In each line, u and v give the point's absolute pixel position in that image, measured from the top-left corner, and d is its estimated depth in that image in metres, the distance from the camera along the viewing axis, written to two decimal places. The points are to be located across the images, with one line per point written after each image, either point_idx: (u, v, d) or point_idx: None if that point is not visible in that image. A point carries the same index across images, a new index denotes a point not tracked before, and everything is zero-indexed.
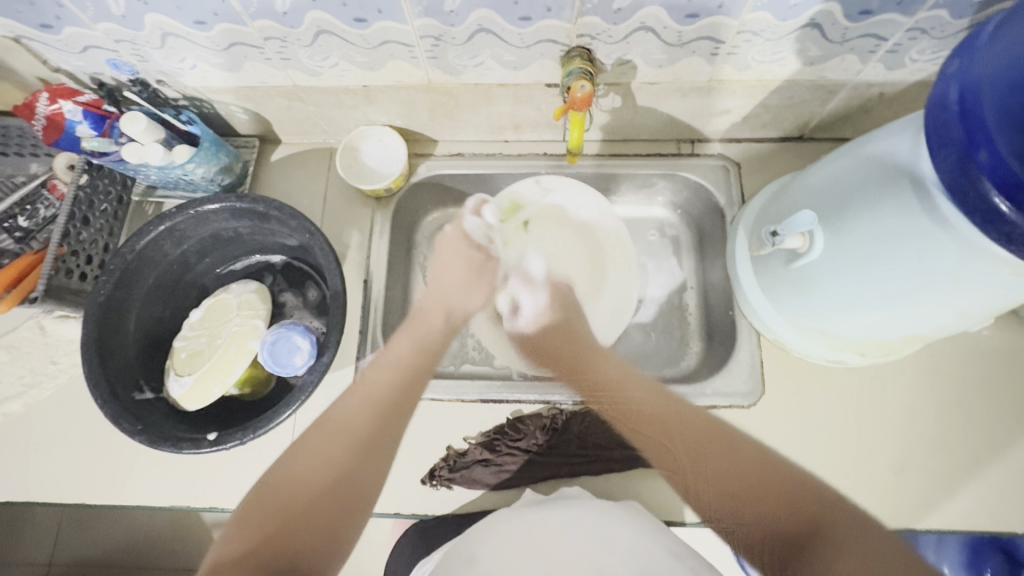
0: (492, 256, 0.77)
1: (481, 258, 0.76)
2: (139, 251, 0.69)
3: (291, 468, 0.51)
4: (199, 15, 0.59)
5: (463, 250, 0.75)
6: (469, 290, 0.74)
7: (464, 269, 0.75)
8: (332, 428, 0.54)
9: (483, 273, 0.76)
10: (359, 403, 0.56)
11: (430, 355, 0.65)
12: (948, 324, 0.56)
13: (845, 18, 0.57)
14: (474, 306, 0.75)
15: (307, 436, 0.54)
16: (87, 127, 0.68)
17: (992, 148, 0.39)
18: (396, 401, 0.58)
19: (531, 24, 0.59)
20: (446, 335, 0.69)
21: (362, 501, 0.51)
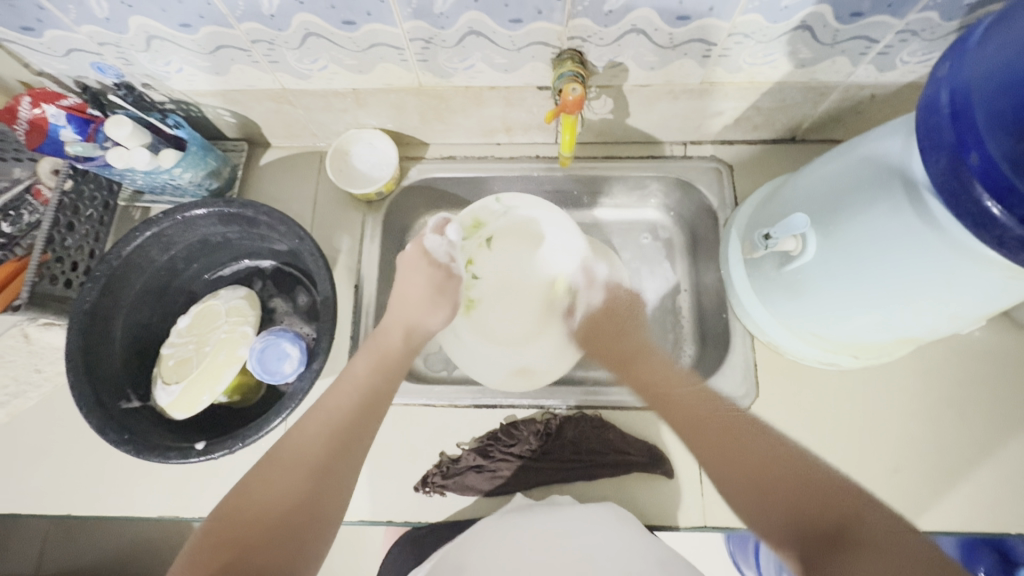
0: (453, 273, 0.71)
1: (444, 276, 0.69)
2: (125, 257, 0.67)
3: (251, 490, 0.50)
4: (185, 18, 0.58)
5: (424, 269, 0.69)
6: (429, 309, 0.68)
7: (425, 286, 0.69)
8: (290, 452, 0.53)
9: (445, 292, 0.69)
10: (316, 426, 0.55)
11: (389, 374, 0.63)
12: (940, 326, 0.56)
13: (836, 20, 0.57)
14: (436, 324, 0.69)
15: (265, 461, 0.53)
16: (71, 132, 0.67)
17: (983, 151, 0.39)
18: (358, 419, 0.57)
19: (522, 26, 0.59)
20: (409, 353, 0.66)
21: (320, 526, 0.50)
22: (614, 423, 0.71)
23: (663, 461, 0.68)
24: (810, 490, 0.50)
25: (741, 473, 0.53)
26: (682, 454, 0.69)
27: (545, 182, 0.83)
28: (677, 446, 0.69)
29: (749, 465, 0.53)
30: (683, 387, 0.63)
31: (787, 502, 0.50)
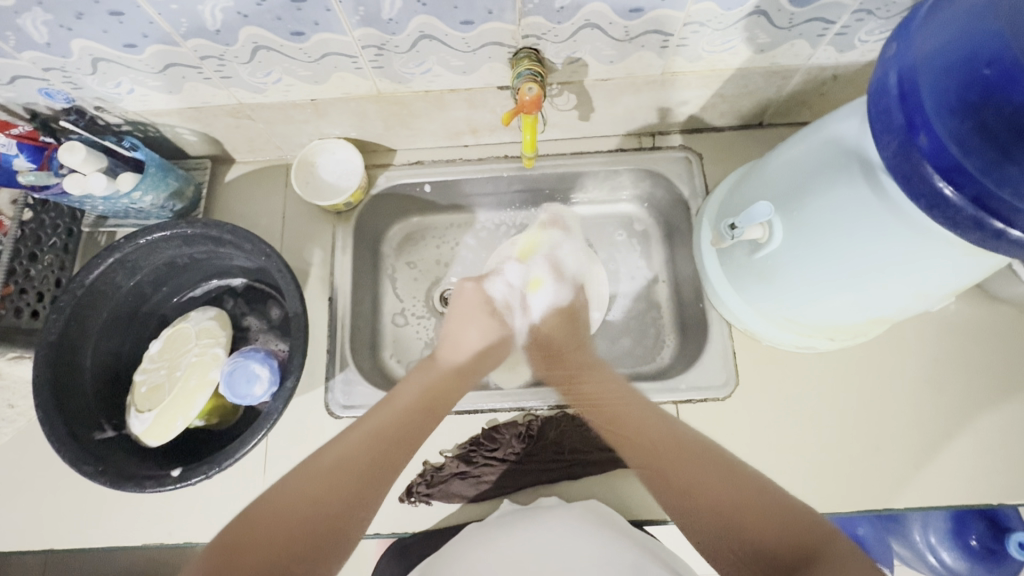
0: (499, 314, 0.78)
1: (500, 324, 0.77)
2: (89, 285, 0.66)
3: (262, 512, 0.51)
4: (129, 38, 0.57)
5: (484, 319, 0.76)
6: (483, 357, 0.74)
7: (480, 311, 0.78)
8: (325, 461, 0.56)
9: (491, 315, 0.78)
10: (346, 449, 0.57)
11: (434, 404, 0.65)
12: (909, 305, 0.56)
13: (791, 4, 0.57)
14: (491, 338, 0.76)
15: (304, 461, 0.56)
16: (25, 160, 0.65)
17: (931, 132, 0.38)
18: (377, 460, 0.58)
19: (474, 27, 0.58)
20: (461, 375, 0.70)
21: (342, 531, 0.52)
22: None
23: None
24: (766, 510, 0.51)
25: (697, 501, 0.55)
26: None
27: (515, 182, 0.83)
28: None
29: (697, 482, 0.56)
30: (640, 419, 0.63)
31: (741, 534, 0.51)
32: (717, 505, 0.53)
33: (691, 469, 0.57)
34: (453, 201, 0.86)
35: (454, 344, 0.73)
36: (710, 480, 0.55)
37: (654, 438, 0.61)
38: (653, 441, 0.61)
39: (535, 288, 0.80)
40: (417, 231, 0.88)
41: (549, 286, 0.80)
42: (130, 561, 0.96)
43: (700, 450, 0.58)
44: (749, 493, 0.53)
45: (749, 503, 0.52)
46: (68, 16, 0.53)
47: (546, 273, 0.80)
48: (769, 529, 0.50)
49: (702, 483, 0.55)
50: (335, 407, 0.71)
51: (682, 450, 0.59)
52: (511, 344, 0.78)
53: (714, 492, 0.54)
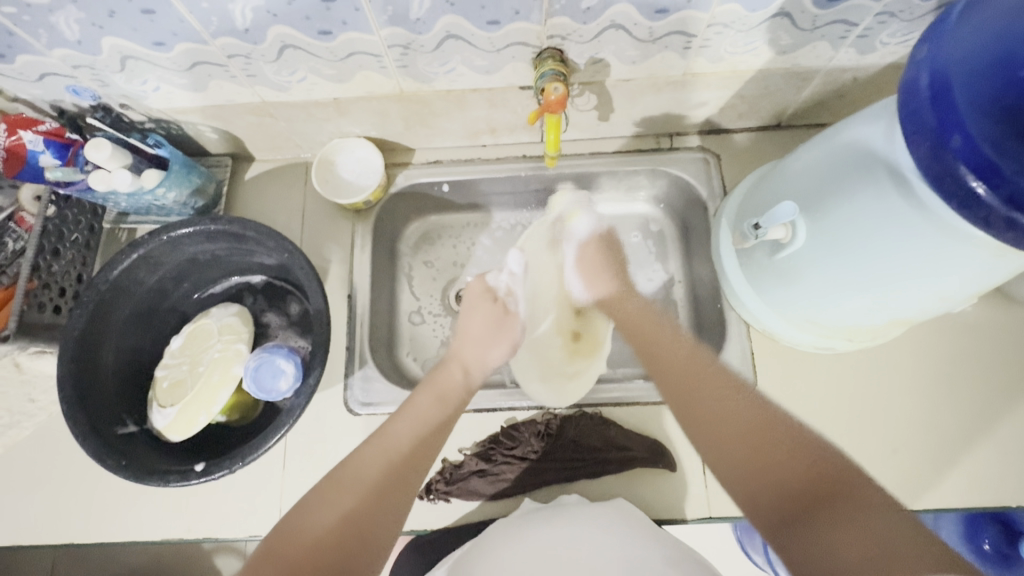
0: (510, 310, 0.76)
1: (502, 312, 0.75)
2: (113, 281, 0.67)
3: (299, 518, 0.50)
4: (158, 36, 0.57)
5: (486, 308, 0.75)
6: (488, 345, 0.72)
7: (484, 323, 0.73)
8: (356, 466, 0.54)
9: (503, 327, 0.74)
10: (375, 448, 0.55)
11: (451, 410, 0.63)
12: (934, 307, 0.56)
13: (814, 6, 0.57)
14: (495, 360, 0.72)
15: (327, 474, 0.54)
16: (51, 157, 0.66)
17: (965, 133, 0.39)
18: (410, 458, 0.56)
19: (499, 27, 0.58)
20: (468, 389, 0.66)
21: (385, 528, 0.51)
22: (614, 420, 0.71)
23: (665, 454, 0.68)
24: (788, 449, 0.48)
25: (715, 419, 0.52)
26: (685, 447, 0.69)
27: (533, 181, 0.83)
28: (679, 439, 0.69)
29: (721, 409, 0.53)
30: (677, 348, 0.61)
31: (753, 464, 0.48)
32: (739, 445, 0.49)
33: (711, 404, 0.54)
34: (471, 200, 0.87)
35: (468, 342, 0.71)
36: (738, 419, 0.51)
37: (685, 372, 0.58)
38: (682, 369, 0.58)
39: (575, 218, 0.80)
40: (434, 229, 0.88)
41: (585, 214, 0.80)
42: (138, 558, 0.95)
43: (726, 380, 0.56)
44: (773, 422, 0.50)
45: (762, 431, 0.49)
46: (101, 15, 0.54)
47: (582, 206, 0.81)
48: (787, 471, 0.46)
49: (728, 408, 0.52)
50: (354, 404, 0.72)
51: (713, 379, 0.56)
52: (519, 333, 0.75)
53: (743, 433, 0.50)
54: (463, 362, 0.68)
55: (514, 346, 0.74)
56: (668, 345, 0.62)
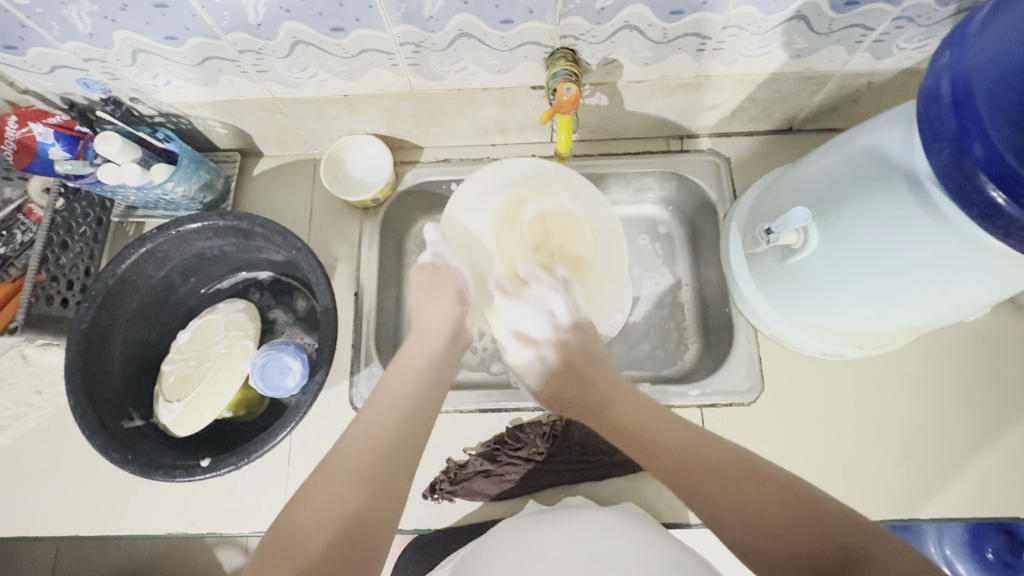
0: (440, 266, 0.69)
1: (433, 274, 0.69)
2: (120, 275, 0.67)
3: (298, 513, 0.48)
4: (170, 30, 0.57)
5: (421, 282, 0.69)
6: (430, 305, 0.67)
7: (422, 296, 0.68)
8: (347, 460, 0.52)
9: (439, 283, 0.68)
10: (360, 442, 0.53)
11: (426, 381, 0.61)
12: (946, 315, 0.55)
13: (831, 10, 0.56)
14: (449, 315, 0.67)
15: (314, 475, 0.51)
16: (61, 149, 0.66)
17: (986, 141, 0.38)
18: (397, 445, 0.54)
19: (513, 26, 0.58)
20: (434, 357, 0.64)
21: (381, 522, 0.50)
22: None
23: None
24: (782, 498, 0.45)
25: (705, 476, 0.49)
26: None
27: None
28: None
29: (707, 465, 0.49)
30: (648, 416, 0.56)
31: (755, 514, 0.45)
32: (731, 501, 0.47)
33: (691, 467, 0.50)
34: None
35: (427, 304, 0.67)
36: (728, 479, 0.48)
37: (662, 439, 0.53)
38: (656, 441, 0.53)
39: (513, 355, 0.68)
40: None
41: (530, 349, 0.67)
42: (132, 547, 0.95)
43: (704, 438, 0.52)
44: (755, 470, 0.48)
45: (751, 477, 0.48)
46: (113, 8, 0.54)
47: (519, 347, 0.67)
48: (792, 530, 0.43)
49: (714, 463, 0.49)
50: (359, 402, 0.71)
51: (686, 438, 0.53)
52: (460, 278, 0.69)
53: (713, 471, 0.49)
54: (419, 330, 0.66)
55: (462, 294, 0.69)
56: (633, 414, 0.57)
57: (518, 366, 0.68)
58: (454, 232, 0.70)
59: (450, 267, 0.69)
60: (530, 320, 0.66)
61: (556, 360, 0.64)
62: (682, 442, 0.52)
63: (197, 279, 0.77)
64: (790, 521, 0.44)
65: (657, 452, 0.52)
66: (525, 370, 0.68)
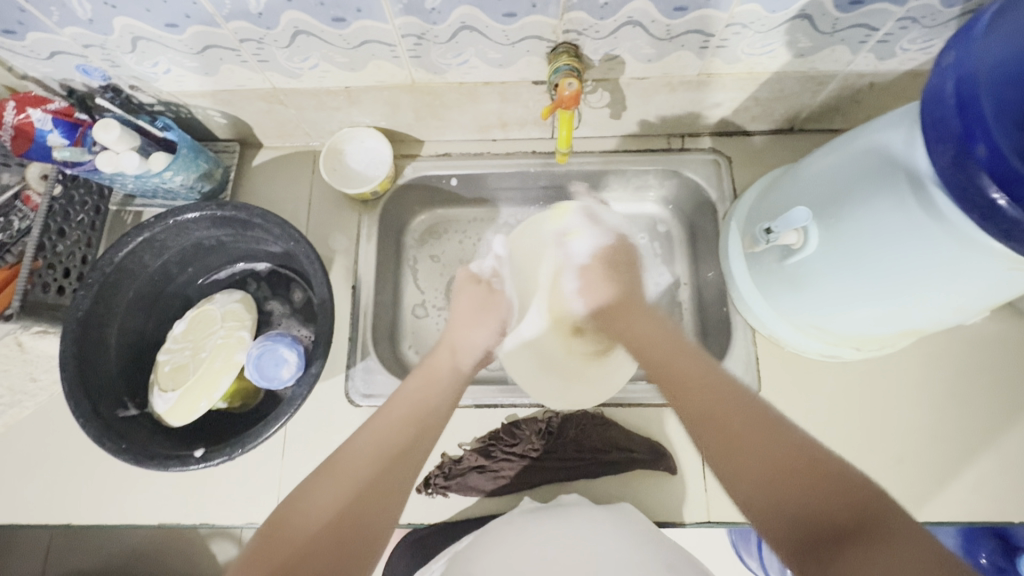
0: (494, 290, 0.78)
1: (487, 292, 0.77)
2: (117, 263, 0.66)
3: (294, 504, 0.49)
4: (170, 18, 0.57)
5: (472, 291, 0.77)
6: (472, 326, 0.73)
7: (468, 306, 0.75)
8: (351, 454, 0.53)
9: (490, 305, 0.76)
10: (366, 439, 0.54)
11: (443, 394, 0.62)
12: (945, 318, 0.55)
13: (836, 9, 0.56)
14: (482, 340, 0.73)
15: (320, 468, 0.52)
16: (59, 136, 0.66)
17: (990, 143, 0.38)
18: (404, 446, 0.55)
19: (516, 20, 0.58)
20: (457, 371, 0.66)
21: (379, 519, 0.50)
22: (616, 421, 0.70)
23: (666, 457, 0.67)
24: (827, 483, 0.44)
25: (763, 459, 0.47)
26: (686, 449, 0.68)
27: (542, 177, 0.82)
28: (681, 442, 0.69)
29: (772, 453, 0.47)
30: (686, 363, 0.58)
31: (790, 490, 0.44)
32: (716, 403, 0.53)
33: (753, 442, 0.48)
34: (478, 194, 0.86)
35: (467, 318, 0.73)
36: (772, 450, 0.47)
37: (705, 392, 0.54)
38: (706, 393, 0.54)
39: (574, 237, 0.79)
40: (441, 223, 0.87)
41: (587, 233, 0.79)
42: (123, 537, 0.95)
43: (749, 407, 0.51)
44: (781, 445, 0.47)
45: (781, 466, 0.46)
46: None
47: (582, 222, 0.79)
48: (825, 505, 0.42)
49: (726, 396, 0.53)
50: (355, 395, 0.71)
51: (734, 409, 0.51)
52: (507, 310, 0.77)
53: (723, 423, 0.51)
54: (452, 346, 0.69)
55: (502, 326, 0.76)
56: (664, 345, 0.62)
57: (569, 248, 0.79)
58: (520, 253, 0.82)
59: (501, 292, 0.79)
60: (580, 238, 0.79)
61: (595, 262, 0.76)
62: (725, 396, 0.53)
63: (193, 269, 0.77)
64: (737, 450, 0.49)
65: (688, 392, 0.55)
66: (573, 252, 0.78)
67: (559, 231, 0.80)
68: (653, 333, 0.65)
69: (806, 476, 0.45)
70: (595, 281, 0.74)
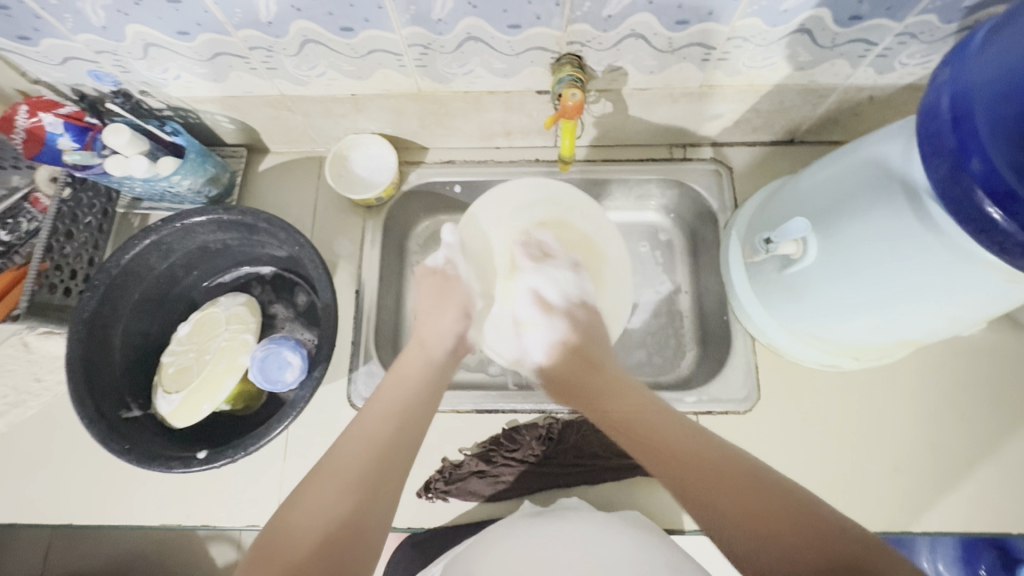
0: (450, 276, 0.71)
1: (444, 282, 0.71)
2: (124, 265, 0.67)
3: (283, 519, 0.48)
4: (182, 25, 0.58)
5: (430, 286, 0.72)
6: (435, 314, 0.69)
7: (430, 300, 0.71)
8: (336, 464, 0.52)
9: (450, 293, 0.71)
10: (353, 446, 0.54)
11: (428, 394, 0.62)
12: (942, 329, 0.56)
13: (835, 24, 0.57)
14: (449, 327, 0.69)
15: (308, 477, 0.52)
16: (69, 140, 0.67)
17: (984, 157, 0.39)
18: (390, 449, 0.55)
19: (520, 31, 0.59)
20: (433, 366, 0.65)
21: (372, 526, 0.50)
22: None
23: None
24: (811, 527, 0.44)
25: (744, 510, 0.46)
26: None
27: None
28: None
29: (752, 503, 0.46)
30: (657, 419, 0.56)
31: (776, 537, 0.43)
32: (692, 459, 0.51)
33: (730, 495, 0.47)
34: None
35: (432, 310, 0.70)
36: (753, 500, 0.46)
37: (680, 449, 0.52)
38: (681, 456, 0.51)
39: (526, 330, 0.70)
40: (444, 229, 0.88)
41: (540, 324, 0.70)
42: (122, 540, 0.95)
43: (722, 453, 0.51)
44: (764, 488, 0.47)
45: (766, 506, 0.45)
46: (127, 2, 0.55)
47: (535, 312, 0.70)
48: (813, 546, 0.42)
49: (698, 450, 0.52)
50: (357, 399, 0.72)
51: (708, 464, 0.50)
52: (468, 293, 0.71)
53: (709, 479, 0.49)
54: (420, 339, 0.68)
55: (467, 309, 0.70)
56: (632, 404, 0.58)
57: (524, 341, 0.70)
58: (471, 237, 0.71)
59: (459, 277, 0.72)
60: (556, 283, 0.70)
61: (562, 351, 0.67)
62: (698, 448, 0.52)
63: (198, 272, 0.77)
64: (720, 491, 0.47)
65: (662, 456, 0.52)
66: (532, 345, 0.70)
67: (512, 316, 0.71)
68: (628, 396, 0.60)
69: (787, 521, 0.44)
70: (552, 350, 0.68)
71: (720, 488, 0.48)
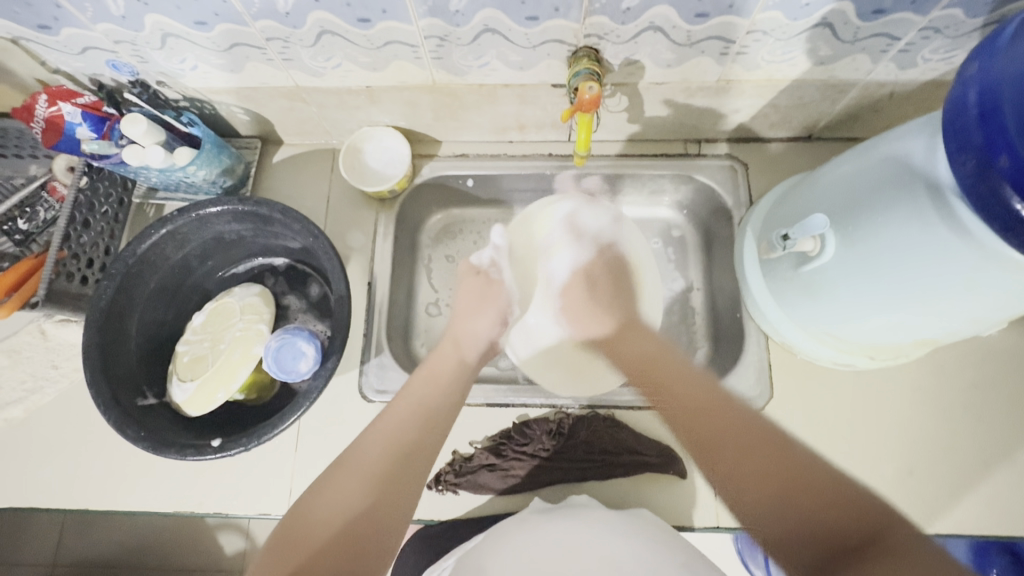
0: (494, 279, 0.76)
1: (485, 282, 0.75)
2: (140, 255, 0.68)
3: (306, 508, 0.50)
4: (200, 15, 0.58)
5: (471, 282, 0.75)
6: (474, 316, 0.72)
7: (470, 298, 0.74)
8: (358, 456, 0.53)
9: (489, 295, 0.74)
10: (376, 439, 0.55)
11: (451, 396, 0.62)
12: (961, 329, 0.55)
13: (858, 18, 0.56)
14: (486, 332, 0.72)
15: (331, 468, 0.53)
16: (88, 130, 0.67)
17: (1013, 154, 0.38)
18: (412, 441, 0.55)
19: (538, 23, 0.58)
20: (465, 367, 0.66)
21: (392, 520, 0.51)
22: (627, 424, 0.71)
23: (677, 461, 0.68)
24: (823, 494, 0.46)
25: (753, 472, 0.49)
26: None
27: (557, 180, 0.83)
28: None
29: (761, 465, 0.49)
30: (685, 378, 0.61)
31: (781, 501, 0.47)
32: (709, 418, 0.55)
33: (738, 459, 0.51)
34: (493, 196, 0.87)
35: (466, 311, 0.72)
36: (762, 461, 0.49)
37: (699, 404, 0.57)
38: (696, 405, 0.57)
39: (553, 254, 0.81)
40: (456, 223, 0.88)
41: (568, 249, 0.80)
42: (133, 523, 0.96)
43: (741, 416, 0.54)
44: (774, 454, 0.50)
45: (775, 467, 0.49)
46: None
47: (564, 236, 0.80)
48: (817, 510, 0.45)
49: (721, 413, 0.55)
50: (368, 391, 0.72)
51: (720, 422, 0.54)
52: (506, 299, 0.75)
53: (729, 440, 0.52)
54: (455, 339, 0.69)
55: (503, 315, 0.74)
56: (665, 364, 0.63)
57: (548, 270, 0.81)
58: (519, 241, 0.80)
59: (499, 280, 0.76)
60: (593, 217, 0.80)
61: (576, 280, 0.78)
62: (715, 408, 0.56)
63: (211, 263, 0.78)
64: (738, 454, 0.51)
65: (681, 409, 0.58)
66: (554, 279, 0.80)
67: (543, 243, 0.81)
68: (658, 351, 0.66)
69: (795, 483, 0.47)
70: (588, 316, 0.76)
71: (734, 447, 0.52)
